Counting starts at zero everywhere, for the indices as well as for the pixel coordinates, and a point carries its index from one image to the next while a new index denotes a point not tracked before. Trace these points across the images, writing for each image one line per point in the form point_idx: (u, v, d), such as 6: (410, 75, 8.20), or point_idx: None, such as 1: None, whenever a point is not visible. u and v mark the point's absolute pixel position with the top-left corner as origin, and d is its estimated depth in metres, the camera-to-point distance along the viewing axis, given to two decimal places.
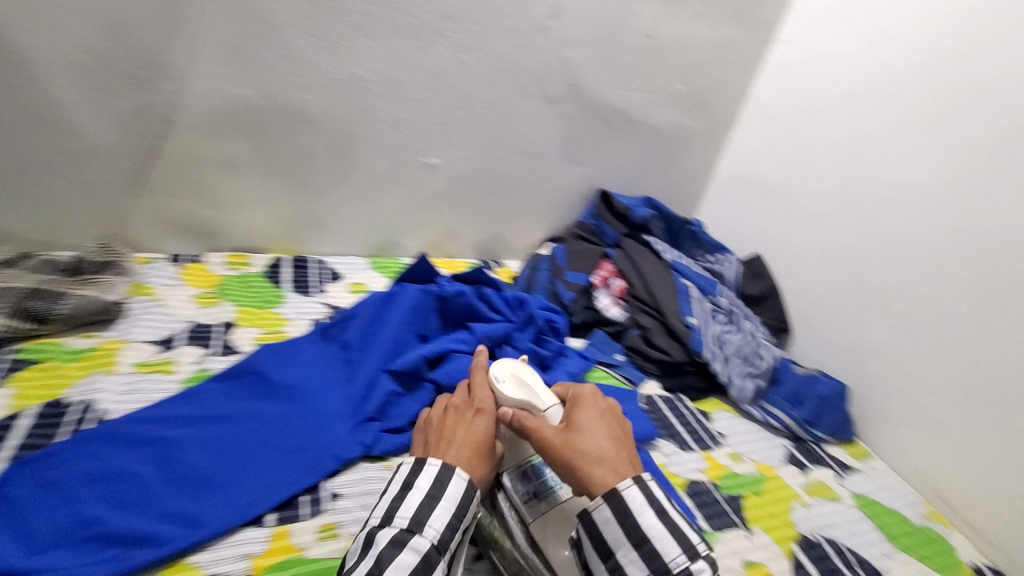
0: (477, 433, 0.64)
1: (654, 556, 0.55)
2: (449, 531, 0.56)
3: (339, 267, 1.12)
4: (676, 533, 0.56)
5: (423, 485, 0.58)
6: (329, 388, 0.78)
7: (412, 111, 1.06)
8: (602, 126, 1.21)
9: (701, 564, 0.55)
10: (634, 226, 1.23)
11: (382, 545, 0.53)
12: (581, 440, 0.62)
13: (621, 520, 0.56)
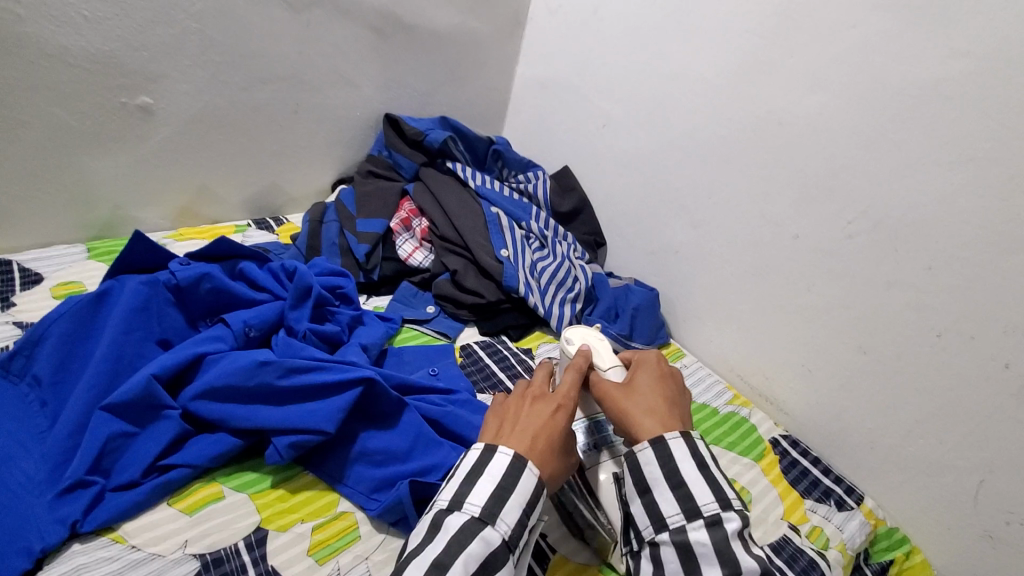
0: (553, 420, 0.56)
1: (687, 499, 0.51)
2: (519, 527, 0.50)
3: (37, 264, 0.82)
4: (712, 483, 0.52)
5: (496, 475, 0.51)
6: (9, 450, 0.55)
7: (85, 36, 0.75)
8: (371, 36, 1.00)
9: (732, 513, 0.50)
10: (433, 153, 1.08)
11: (452, 530, 0.48)
12: (634, 394, 0.59)
13: (671, 468, 0.52)
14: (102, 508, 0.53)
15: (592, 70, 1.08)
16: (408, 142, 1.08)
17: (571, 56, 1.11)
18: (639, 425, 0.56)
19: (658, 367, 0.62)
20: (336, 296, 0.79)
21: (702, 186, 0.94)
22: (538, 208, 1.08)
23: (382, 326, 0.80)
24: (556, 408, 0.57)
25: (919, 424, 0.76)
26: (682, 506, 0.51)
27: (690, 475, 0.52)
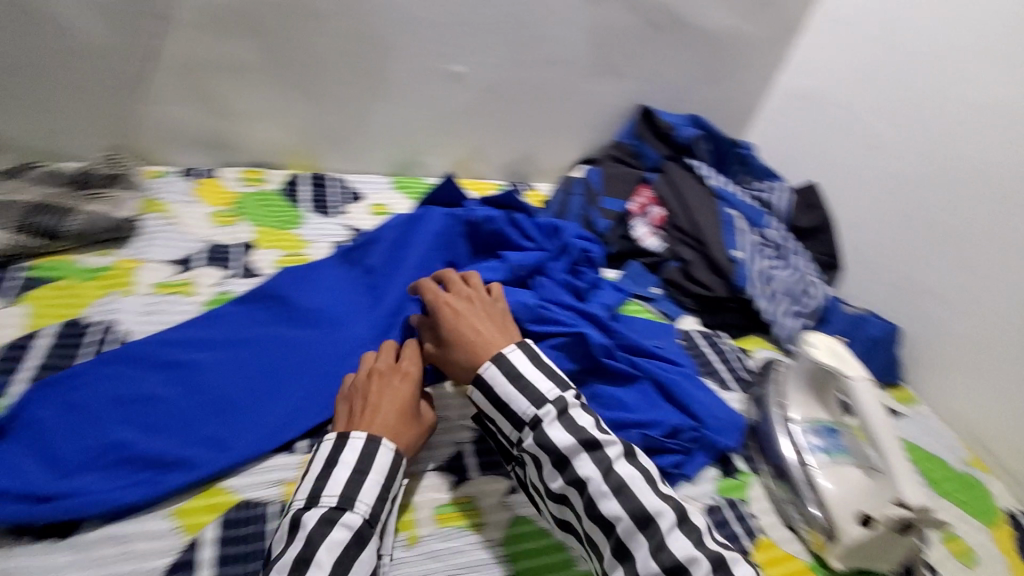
0: (401, 393, 0.62)
1: (510, 412, 0.59)
2: (380, 502, 0.55)
3: (359, 187, 1.04)
4: (524, 389, 0.59)
5: (349, 461, 0.55)
6: (351, 311, 0.74)
7: (434, 10, 0.92)
8: (650, 31, 1.05)
9: (547, 409, 0.57)
10: (677, 148, 1.13)
11: (308, 526, 0.51)
12: (463, 322, 0.65)
13: (491, 394, 0.60)
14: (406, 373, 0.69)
15: (876, 88, 1.03)
16: (657, 134, 1.14)
17: (849, 70, 1.08)
18: (470, 366, 0.62)
19: (471, 299, 0.68)
20: (584, 259, 0.87)
21: (992, 225, 0.87)
22: (775, 218, 1.07)
23: (616, 293, 0.87)
24: (411, 381, 0.63)
25: None
26: (508, 421, 0.59)
27: (506, 393, 0.59)
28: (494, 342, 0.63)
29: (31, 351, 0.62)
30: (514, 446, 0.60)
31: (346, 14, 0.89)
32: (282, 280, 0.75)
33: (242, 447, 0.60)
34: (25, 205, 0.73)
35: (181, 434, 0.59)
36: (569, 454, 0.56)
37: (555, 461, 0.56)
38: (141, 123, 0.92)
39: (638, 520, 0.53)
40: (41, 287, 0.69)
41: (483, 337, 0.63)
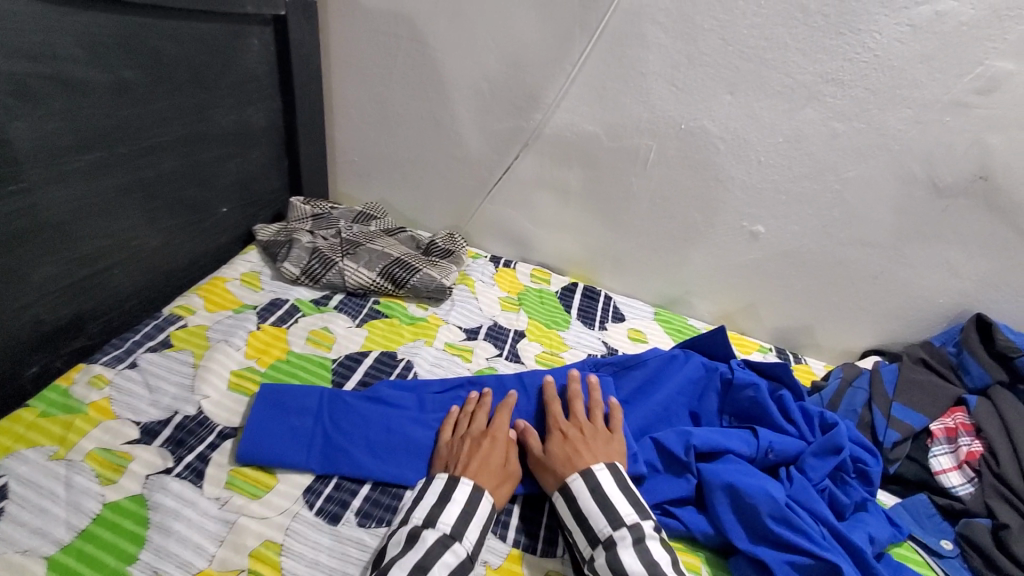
0: (490, 450, 0.65)
1: (588, 526, 0.60)
2: (462, 523, 0.57)
3: (625, 308, 1.11)
4: (605, 508, 0.60)
5: (446, 493, 0.60)
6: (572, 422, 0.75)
7: (753, 173, 0.96)
8: (1011, 237, 0.89)
9: (623, 533, 0.57)
10: (1021, 376, 0.89)
11: (422, 542, 0.54)
12: (578, 441, 0.68)
13: (575, 504, 0.61)
14: None
15: None
16: (992, 352, 0.91)
17: None
18: (561, 476, 0.64)
19: (579, 428, 0.70)
20: (854, 469, 0.75)
21: None
22: None
23: (889, 528, 0.71)
24: (502, 446, 0.67)
25: None
26: (587, 537, 0.60)
27: (587, 506, 0.61)
28: (589, 458, 0.65)
29: (358, 366, 0.81)
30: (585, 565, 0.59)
31: (670, 165, 1.00)
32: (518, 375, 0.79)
33: None
34: (391, 258, 0.98)
35: None
36: None
37: None
38: (477, 215, 1.18)
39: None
40: (378, 319, 0.91)
41: (581, 455, 0.66)
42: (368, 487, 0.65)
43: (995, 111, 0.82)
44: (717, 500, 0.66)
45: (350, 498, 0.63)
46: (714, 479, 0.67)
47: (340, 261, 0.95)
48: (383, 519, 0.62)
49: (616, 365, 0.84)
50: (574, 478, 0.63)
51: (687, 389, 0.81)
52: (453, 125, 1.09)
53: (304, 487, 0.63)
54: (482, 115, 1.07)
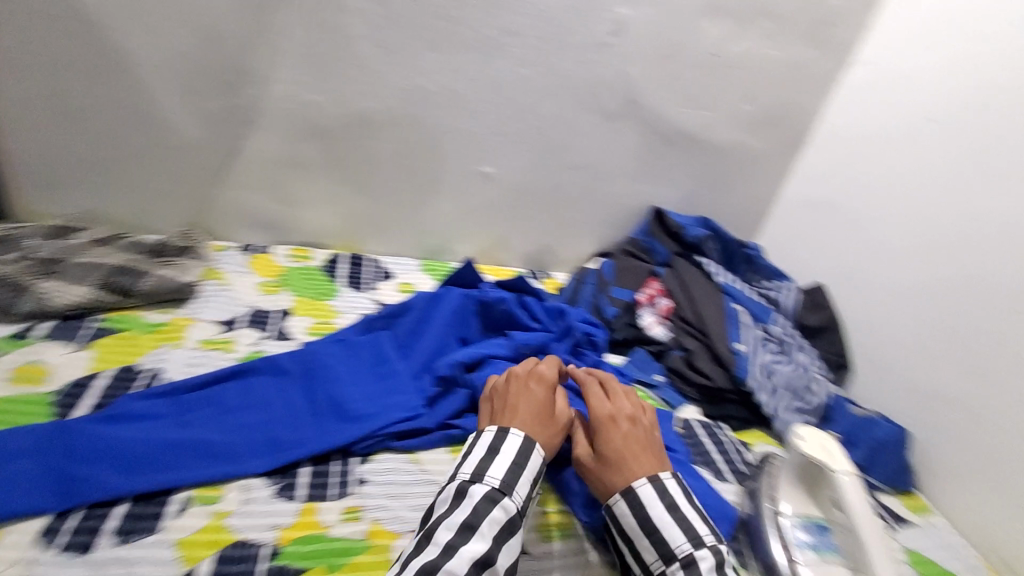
0: (540, 396, 0.70)
1: (662, 542, 0.59)
2: (512, 475, 0.61)
3: (392, 267, 1.16)
4: (679, 522, 0.60)
5: (508, 450, 0.62)
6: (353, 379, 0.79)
7: (469, 121, 1.08)
8: (662, 144, 1.17)
9: (703, 552, 0.58)
10: (688, 246, 1.20)
11: (473, 498, 0.58)
12: (619, 428, 0.69)
13: (644, 516, 0.61)
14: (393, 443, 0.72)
15: (868, 197, 1.10)
16: (668, 233, 1.21)
17: (851, 184, 1.13)
18: (619, 482, 0.64)
19: (639, 428, 0.70)
20: (587, 342, 0.93)
21: (985, 333, 0.87)
22: (781, 316, 1.10)
23: None
24: (545, 388, 0.72)
25: None
26: (655, 550, 0.60)
27: (660, 519, 0.60)
28: (642, 468, 0.65)
29: (89, 391, 0.71)
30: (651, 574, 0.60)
31: (398, 123, 1.06)
32: (291, 353, 0.80)
33: (257, 463, 0.66)
34: (111, 267, 0.87)
35: (228, 446, 0.67)
36: None
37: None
38: (214, 206, 1.09)
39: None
40: (108, 336, 0.80)
41: (633, 459, 0.66)
42: (126, 505, 0.60)
43: (627, 48, 1.05)
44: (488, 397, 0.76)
45: (103, 522, 0.57)
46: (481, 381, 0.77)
47: (37, 285, 0.81)
48: (150, 529, 0.58)
49: (385, 318, 0.90)
50: (638, 484, 0.63)
51: (452, 318, 0.90)
52: (155, 111, 0.98)
53: (40, 530, 0.56)
54: (189, 97, 0.98)
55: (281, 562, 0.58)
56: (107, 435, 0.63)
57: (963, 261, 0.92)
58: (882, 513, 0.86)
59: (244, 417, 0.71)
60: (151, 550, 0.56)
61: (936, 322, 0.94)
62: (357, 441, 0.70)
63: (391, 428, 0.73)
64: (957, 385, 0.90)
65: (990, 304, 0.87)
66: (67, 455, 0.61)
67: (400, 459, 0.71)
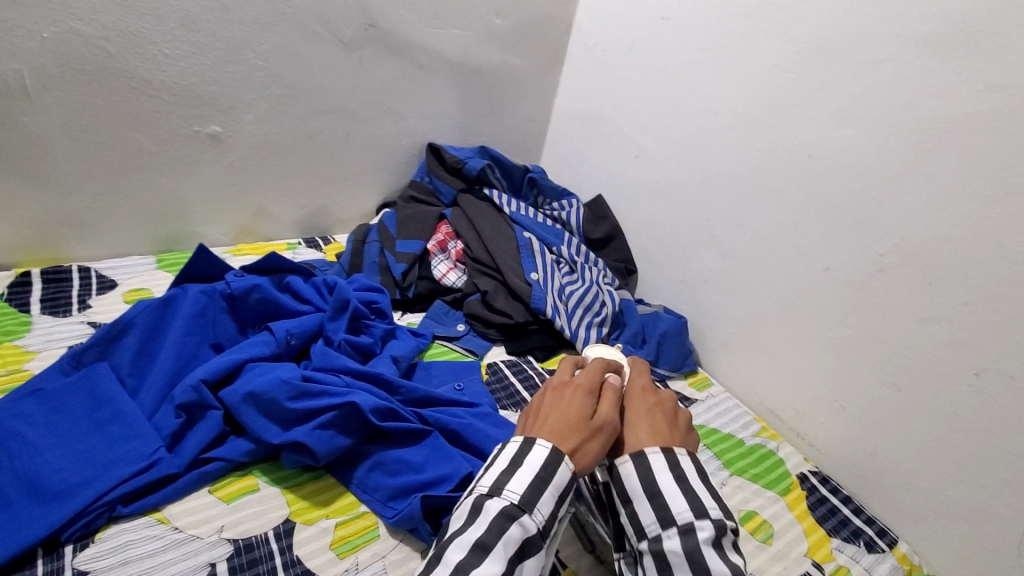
0: (575, 402, 0.58)
1: (661, 505, 0.52)
2: (533, 491, 0.51)
3: (116, 273, 0.92)
4: (687, 491, 0.52)
5: (534, 463, 0.52)
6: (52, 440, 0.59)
7: (167, 70, 0.85)
8: (419, 72, 1.06)
9: (706, 524, 0.50)
10: (472, 181, 1.13)
11: (491, 514, 0.49)
12: (639, 409, 0.60)
13: (649, 481, 0.53)
14: (126, 508, 0.56)
15: (625, 102, 1.12)
16: (449, 170, 1.13)
17: (608, 92, 1.15)
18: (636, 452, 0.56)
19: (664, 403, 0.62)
20: (371, 311, 0.83)
21: (730, 217, 0.96)
22: (570, 235, 1.11)
23: (413, 341, 0.83)
24: (583, 393, 0.59)
25: (957, 468, 0.73)
26: (646, 513, 0.52)
27: (666, 486, 0.53)
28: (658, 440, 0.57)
29: None
30: (639, 540, 0.52)
31: (56, 85, 0.79)
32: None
33: None
34: None
35: None
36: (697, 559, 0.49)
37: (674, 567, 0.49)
38: None
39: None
40: None
41: (651, 432, 0.57)
42: None
43: None
44: (247, 415, 0.63)
45: None
46: (237, 396, 0.63)
47: None
48: None
49: (96, 346, 0.68)
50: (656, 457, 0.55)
51: (193, 324, 0.72)
52: None
53: None
54: None
55: None
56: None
57: (705, 153, 0.99)
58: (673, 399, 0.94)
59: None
60: None
61: (694, 214, 1.02)
62: (64, 525, 0.53)
63: (118, 491, 0.56)
64: (717, 267, 0.99)
65: (730, 189, 0.96)
66: None
67: (139, 526, 0.56)
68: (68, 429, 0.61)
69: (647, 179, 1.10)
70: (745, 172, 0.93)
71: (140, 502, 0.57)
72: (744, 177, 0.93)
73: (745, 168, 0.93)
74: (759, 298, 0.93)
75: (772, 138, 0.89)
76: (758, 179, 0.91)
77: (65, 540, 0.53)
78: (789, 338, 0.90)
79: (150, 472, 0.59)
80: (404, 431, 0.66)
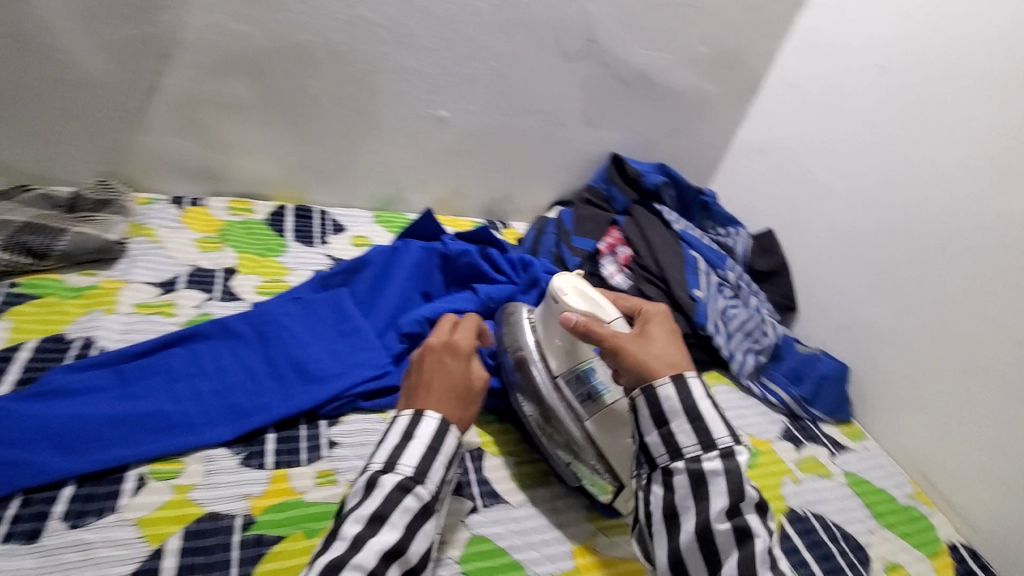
0: (457, 369, 0.61)
1: (703, 429, 0.59)
2: (423, 462, 0.55)
3: (343, 219, 1.10)
4: (710, 420, 0.60)
5: (423, 436, 0.56)
6: (313, 338, 0.74)
7: (423, 60, 1.00)
8: (621, 88, 1.14)
9: (741, 447, 0.59)
10: (646, 193, 1.20)
11: (387, 488, 0.53)
12: (648, 347, 0.64)
13: (689, 400, 0.60)
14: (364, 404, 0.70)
15: (819, 143, 1.12)
16: (627, 180, 1.20)
17: (800, 131, 1.16)
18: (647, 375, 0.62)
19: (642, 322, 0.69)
20: None
21: (920, 274, 0.94)
22: (734, 261, 1.13)
23: None
24: (463, 359, 0.63)
25: None
26: (697, 438, 0.59)
27: (708, 414, 0.59)
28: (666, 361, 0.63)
29: (9, 365, 0.63)
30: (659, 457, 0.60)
31: (341, 62, 0.96)
32: (242, 315, 0.73)
33: (217, 433, 0.62)
34: (15, 225, 0.76)
35: (181, 417, 0.62)
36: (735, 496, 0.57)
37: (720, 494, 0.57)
38: (133, 153, 0.97)
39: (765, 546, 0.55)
40: (25, 303, 0.71)
41: (650, 356, 0.63)
42: (73, 487, 0.55)
43: None
44: None
45: (49, 506, 0.53)
46: None
47: None
48: (105, 509, 0.54)
49: (342, 274, 0.84)
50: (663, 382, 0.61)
51: (415, 272, 0.86)
52: (48, 42, 0.84)
53: None
54: (92, 24, 0.84)
55: (259, 532, 0.56)
56: (32, 414, 0.57)
57: (905, 207, 0.98)
58: (822, 440, 0.94)
59: (197, 385, 0.65)
60: (107, 531, 0.52)
61: (876, 265, 1.01)
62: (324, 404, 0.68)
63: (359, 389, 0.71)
64: (892, 322, 0.98)
65: (926, 248, 0.94)
66: None
67: (371, 421, 0.70)
68: (323, 332, 0.76)
69: (827, 222, 1.10)
70: (949, 234, 0.92)
71: (373, 402, 0.71)
72: (946, 238, 0.92)
73: (949, 231, 0.92)
74: (939, 362, 0.91)
75: (988, 207, 0.88)
76: (962, 245, 0.90)
77: (323, 416, 0.68)
78: (966, 409, 0.88)
79: (381, 381, 0.72)
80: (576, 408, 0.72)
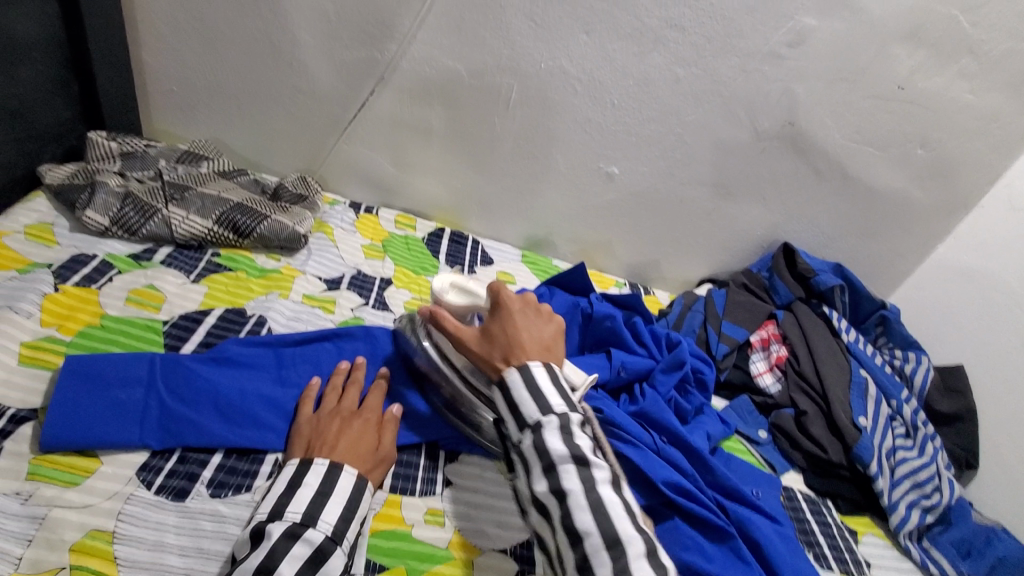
0: (359, 430, 0.60)
1: (518, 413, 0.52)
2: (343, 522, 0.52)
3: (493, 252, 1.12)
4: (535, 394, 0.52)
5: (314, 482, 0.53)
6: None
7: (607, 115, 1.00)
8: (810, 176, 1.05)
9: (552, 416, 0.51)
10: (814, 293, 1.09)
11: (271, 535, 0.48)
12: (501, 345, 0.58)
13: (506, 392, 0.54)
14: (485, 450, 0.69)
15: None
16: (795, 274, 1.10)
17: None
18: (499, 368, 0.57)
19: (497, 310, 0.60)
20: (694, 379, 0.86)
21: None
22: (910, 394, 0.97)
23: (721, 426, 0.83)
24: (373, 428, 0.62)
25: None
26: (513, 421, 0.53)
27: (518, 395, 0.53)
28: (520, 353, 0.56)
29: (198, 327, 0.71)
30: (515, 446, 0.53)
31: (529, 105, 0.99)
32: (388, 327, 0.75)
33: None
34: (231, 203, 0.86)
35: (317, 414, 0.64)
36: (557, 461, 0.49)
37: (544, 467, 0.49)
38: (331, 156, 1.08)
39: (608, 538, 0.45)
40: (221, 273, 0.80)
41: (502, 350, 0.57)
42: (221, 456, 0.58)
43: (801, 63, 0.93)
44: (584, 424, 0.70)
45: (200, 469, 0.57)
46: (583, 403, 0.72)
47: (163, 209, 0.82)
48: (241, 486, 0.56)
49: None
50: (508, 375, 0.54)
51: None
52: (291, 51, 0.96)
53: (138, 465, 0.55)
54: (329, 42, 0.95)
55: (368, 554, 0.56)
56: (205, 375, 0.62)
57: None
58: None
59: None
60: (239, 509, 0.55)
61: None
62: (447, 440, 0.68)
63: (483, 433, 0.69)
64: None
65: None
66: (168, 394, 0.59)
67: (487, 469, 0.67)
68: None
69: None
70: None
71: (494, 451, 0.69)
72: None
73: None
74: None
75: None
76: None
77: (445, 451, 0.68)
78: None
79: None
80: (705, 521, 0.65)
